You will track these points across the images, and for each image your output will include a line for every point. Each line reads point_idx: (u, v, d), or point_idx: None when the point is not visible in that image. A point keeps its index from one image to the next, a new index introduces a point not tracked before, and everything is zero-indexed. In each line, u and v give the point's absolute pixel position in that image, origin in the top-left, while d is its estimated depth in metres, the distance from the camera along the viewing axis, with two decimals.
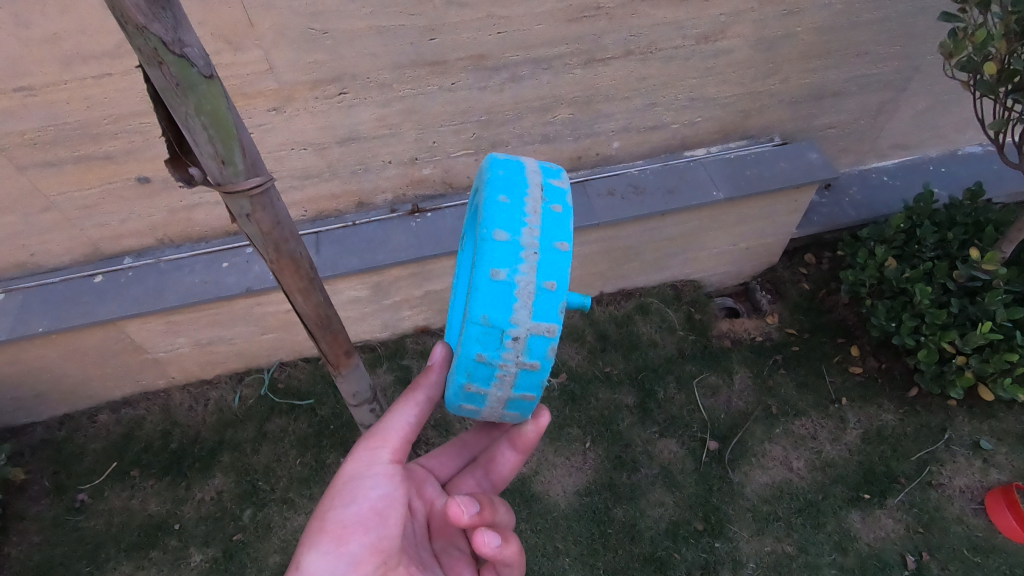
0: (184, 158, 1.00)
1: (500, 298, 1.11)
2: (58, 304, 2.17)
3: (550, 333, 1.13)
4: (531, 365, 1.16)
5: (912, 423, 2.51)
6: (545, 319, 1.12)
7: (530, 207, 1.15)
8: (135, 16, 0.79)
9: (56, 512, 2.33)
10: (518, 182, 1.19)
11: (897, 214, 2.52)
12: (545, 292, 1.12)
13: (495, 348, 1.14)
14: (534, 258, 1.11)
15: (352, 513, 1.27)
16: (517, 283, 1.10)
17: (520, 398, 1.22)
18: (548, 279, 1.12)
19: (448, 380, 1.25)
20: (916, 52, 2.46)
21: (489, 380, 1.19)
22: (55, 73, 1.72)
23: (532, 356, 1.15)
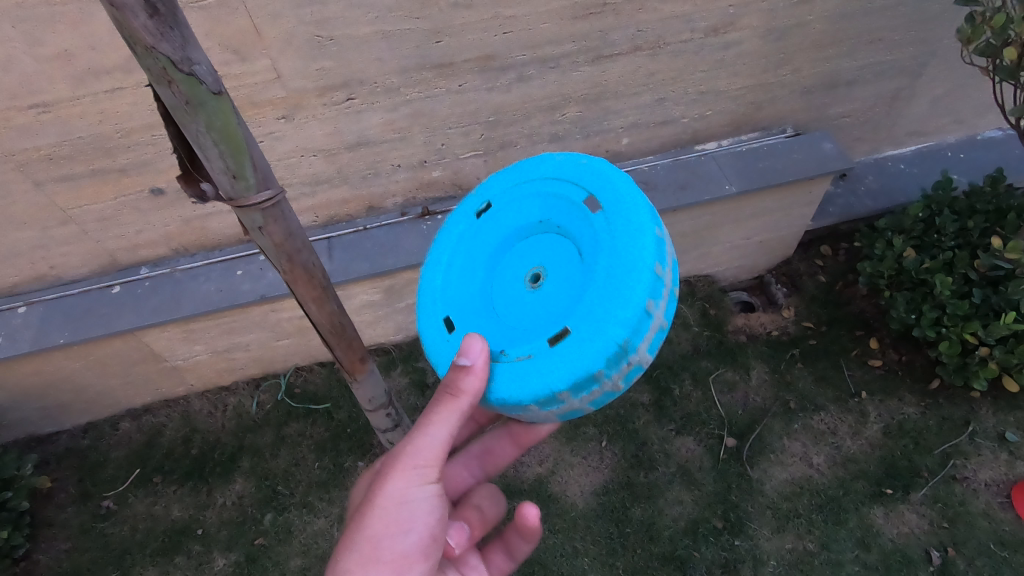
0: (195, 174, 1.00)
1: (629, 307, 1.17)
2: (78, 315, 2.21)
3: (646, 362, 1.22)
4: (618, 388, 1.22)
5: (934, 416, 2.46)
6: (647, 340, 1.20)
7: (670, 248, 1.25)
8: (143, 36, 0.79)
9: (83, 519, 2.38)
10: (628, 200, 1.26)
11: (915, 204, 2.47)
12: (659, 330, 1.21)
13: (612, 365, 1.18)
14: (665, 289, 1.21)
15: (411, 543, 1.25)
16: (653, 311, 1.18)
17: (582, 410, 1.25)
18: (664, 319, 1.22)
19: (527, 379, 1.21)
20: (932, 37, 2.41)
21: (580, 391, 1.20)
22: (68, 89, 1.74)
23: (625, 381, 1.22)
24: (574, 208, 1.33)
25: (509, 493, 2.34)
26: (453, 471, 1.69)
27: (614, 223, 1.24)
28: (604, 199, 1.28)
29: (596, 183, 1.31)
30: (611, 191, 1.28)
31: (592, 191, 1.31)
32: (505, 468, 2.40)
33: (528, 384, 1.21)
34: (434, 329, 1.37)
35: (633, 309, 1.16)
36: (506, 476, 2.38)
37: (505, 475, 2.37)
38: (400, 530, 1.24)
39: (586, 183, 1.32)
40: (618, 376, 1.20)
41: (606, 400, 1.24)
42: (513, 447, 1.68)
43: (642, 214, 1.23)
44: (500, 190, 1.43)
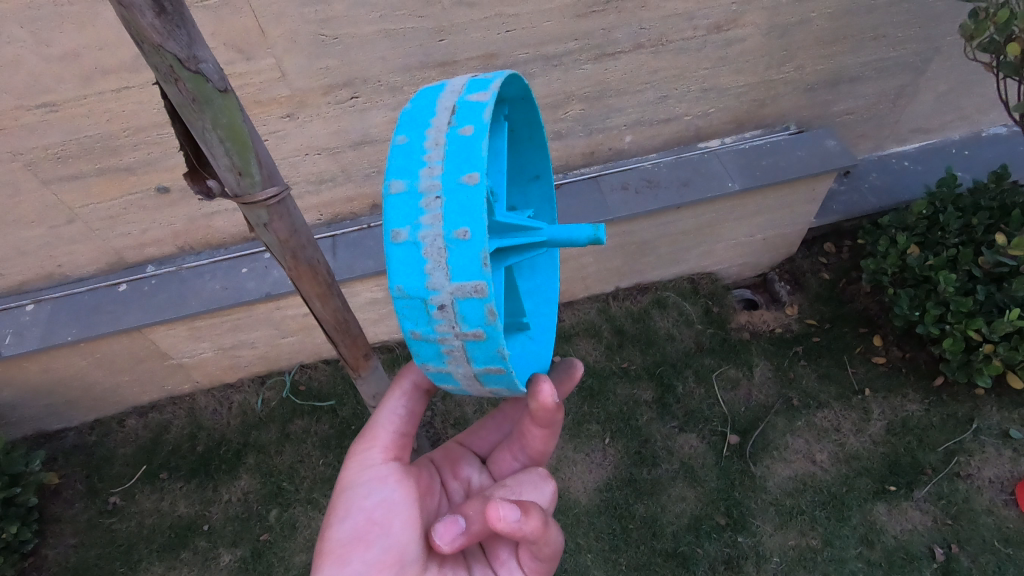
0: (201, 170, 1.01)
1: (411, 263, 0.95)
2: (85, 313, 2.23)
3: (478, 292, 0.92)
4: (474, 335, 0.97)
5: (938, 413, 2.46)
6: (466, 277, 0.93)
7: (431, 140, 0.96)
8: (151, 34, 0.81)
9: (90, 514, 2.40)
10: (422, 113, 1.01)
11: (919, 201, 2.47)
12: (456, 242, 0.92)
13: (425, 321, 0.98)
14: (436, 204, 0.93)
15: (347, 529, 1.27)
16: (421, 240, 0.93)
17: (485, 372, 1.03)
18: (458, 226, 0.92)
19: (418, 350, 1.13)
20: (936, 34, 2.41)
21: (437, 358, 1.03)
22: (75, 89, 1.76)
23: (470, 324, 0.96)
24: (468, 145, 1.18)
25: None
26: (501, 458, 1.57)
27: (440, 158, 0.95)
28: None
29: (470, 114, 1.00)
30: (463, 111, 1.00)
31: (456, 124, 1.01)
32: None
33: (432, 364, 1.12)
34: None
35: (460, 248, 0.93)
36: None
37: None
38: (341, 512, 1.30)
39: None
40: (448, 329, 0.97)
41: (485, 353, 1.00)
42: (541, 429, 1.42)
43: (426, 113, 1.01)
44: None
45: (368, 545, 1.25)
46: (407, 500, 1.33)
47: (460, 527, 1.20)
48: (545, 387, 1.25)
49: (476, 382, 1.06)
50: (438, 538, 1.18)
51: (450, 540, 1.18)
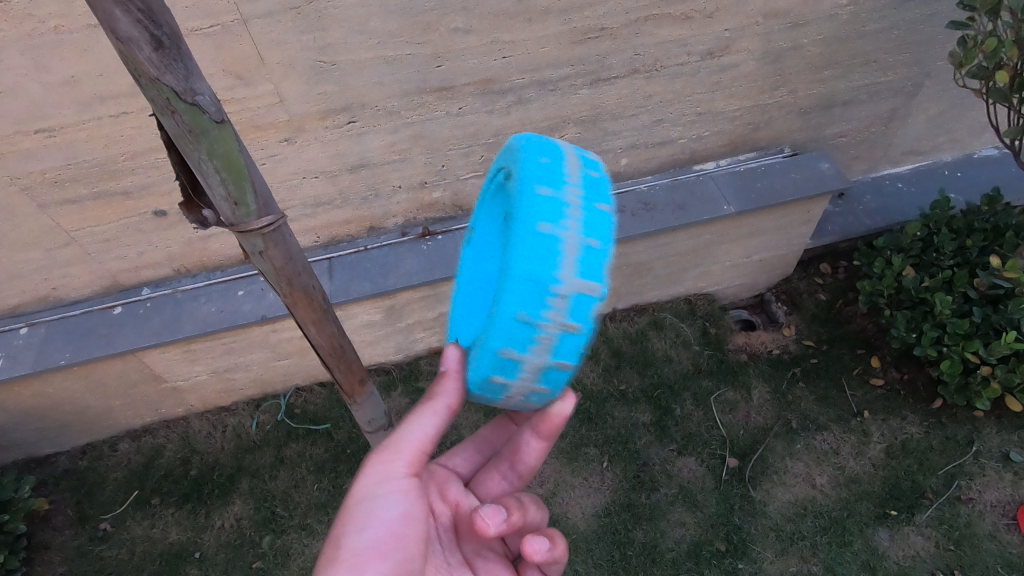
0: (197, 201, 1.01)
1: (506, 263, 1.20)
2: (79, 336, 2.22)
3: (594, 293, 1.04)
4: (571, 328, 1.06)
5: (938, 436, 2.45)
6: (589, 279, 1.04)
7: (571, 170, 1.10)
8: (148, 69, 0.81)
9: (79, 541, 2.36)
10: (549, 146, 1.14)
11: (913, 223, 2.48)
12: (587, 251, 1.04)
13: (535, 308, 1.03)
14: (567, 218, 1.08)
15: (366, 541, 1.15)
16: (560, 238, 1.02)
17: (556, 366, 1.13)
18: (590, 237, 1.04)
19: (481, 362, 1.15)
20: (926, 59, 2.44)
21: (527, 346, 1.08)
22: (75, 114, 1.77)
23: (573, 318, 1.06)
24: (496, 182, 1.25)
25: None
26: (487, 478, 1.57)
27: (522, 169, 1.09)
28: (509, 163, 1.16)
29: (505, 156, 1.21)
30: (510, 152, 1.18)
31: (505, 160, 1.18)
32: None
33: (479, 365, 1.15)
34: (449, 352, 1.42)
35: (532, 236, 1.01)
36: None
37: None
38: (358, 523, 1.16)
39: (501, 158, 1.23)
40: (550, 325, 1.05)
41: (571, 345, 1.09)
42: (540, 442, 1.49)
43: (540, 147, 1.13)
44: (478, 219, 1.44)
45: (384, 558, 1.15)
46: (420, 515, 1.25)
47: (503, 517, 1.21)
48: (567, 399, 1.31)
49: (536, 377, 1.14)
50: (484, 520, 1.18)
51: (496, 525, 1.19)
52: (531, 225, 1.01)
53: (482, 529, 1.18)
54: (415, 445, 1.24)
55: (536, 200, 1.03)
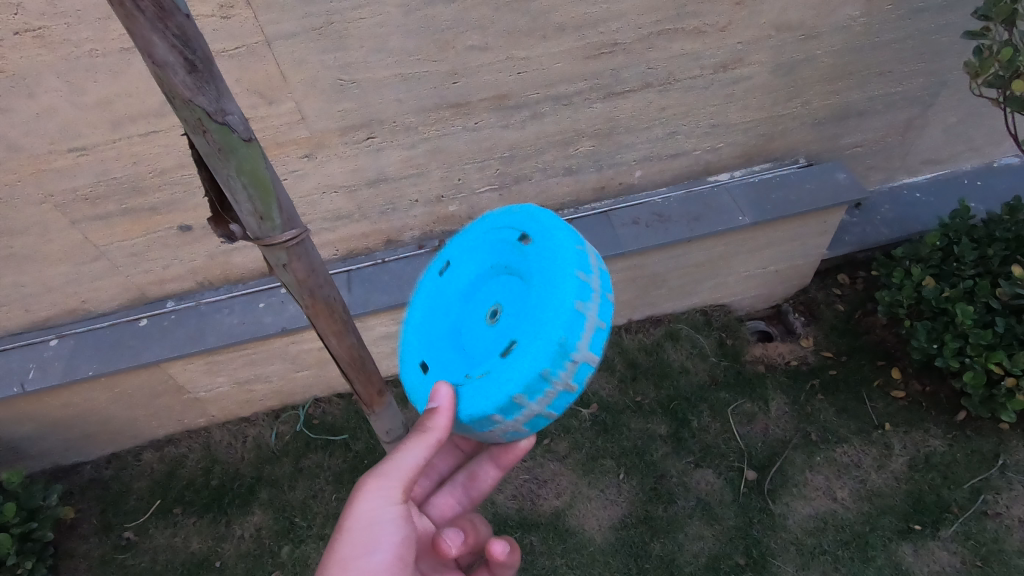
0: (225, 215, 1.05)
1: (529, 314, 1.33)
2: (106, 348, 2.27)
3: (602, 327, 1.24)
4: (572, 387, 1.24)
5: (962, 449, 2.40)
6: (593, 350, 1.24)
7: (591, 259, 1.29)
8: (182, 91, 0.85)
9: (104, 550, 2.41)
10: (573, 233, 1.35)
11: (931, 232, 2.46)
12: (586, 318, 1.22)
13: (557, 366, 1.21)
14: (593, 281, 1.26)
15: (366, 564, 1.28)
16: (585, 313, 1.22)
17: (546, 415, 1.26)
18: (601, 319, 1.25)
19: (483, 398, 1.25)
20: (942, 68, 2.44)
21: (536, 395, 1.22)
22: (106, 134, 1.84)
23: (577, 379, 1.24)
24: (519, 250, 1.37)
25: (525, 528, 2.30)
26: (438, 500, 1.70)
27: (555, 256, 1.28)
28: (535, 232, 1.34)
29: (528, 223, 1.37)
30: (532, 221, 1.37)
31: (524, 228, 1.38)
32: (522, 501, 2.38)
33: (484, 399, 1.25)
34: (414, 371, 1.46)
35: (569, 312, 1.21)
36: (523, 509, 2.35)
37: (521, 509, 2.35)
38: (365, 548, 1.29)
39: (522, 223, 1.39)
40: (565, 380, 1.22)
41: (566, 402, 1.26)
42: (496, 470, 1.70)
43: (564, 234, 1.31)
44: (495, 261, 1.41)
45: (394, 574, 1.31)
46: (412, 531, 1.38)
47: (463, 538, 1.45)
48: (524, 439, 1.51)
49: (528, 421, 1.26)
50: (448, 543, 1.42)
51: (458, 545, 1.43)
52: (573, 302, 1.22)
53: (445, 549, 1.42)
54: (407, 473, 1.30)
55: (571, 282, 1.23)
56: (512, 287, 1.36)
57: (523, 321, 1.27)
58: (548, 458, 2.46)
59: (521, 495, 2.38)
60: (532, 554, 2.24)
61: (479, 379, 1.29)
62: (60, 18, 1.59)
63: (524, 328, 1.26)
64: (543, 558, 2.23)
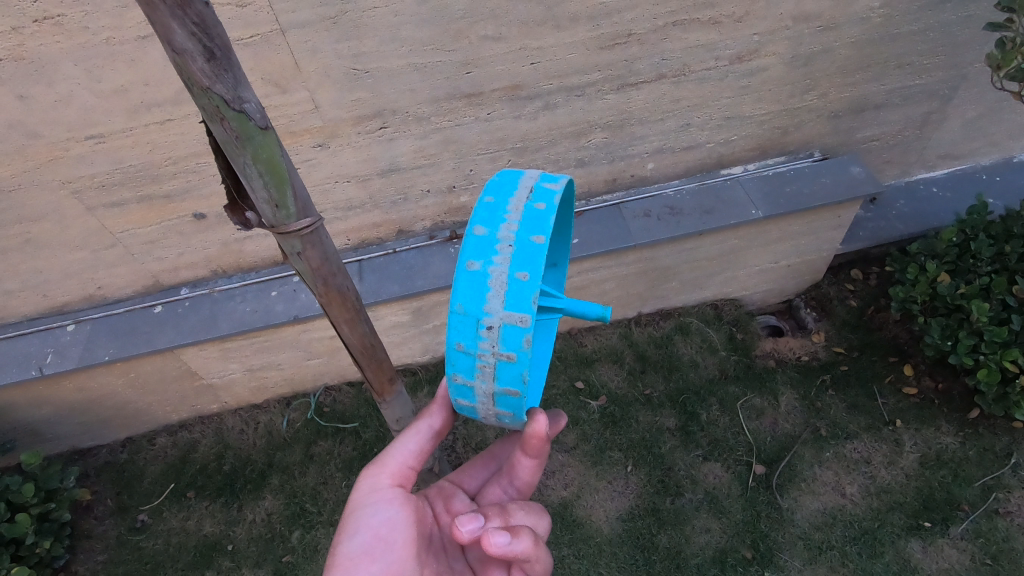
0: (241, 203, 1.06)
1: None
2: (122, 334, 2.31)
3: (524, 278, 1.07)
4: (509, 357, 1.10)
5: (974, 446, 2.39)
6: (518, 310, 1.07)
7: (513, 205, 1.14)
8: (200, 79, 0.86)
9: (119, 531, 2.46)
10: (508, 183, 1.20)
11: (948, 228, 2.44)
12: (517, 281, 1.08)
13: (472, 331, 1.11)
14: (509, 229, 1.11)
15: (355, 545, 1.29)
16: (489, 273, 1.09)
17: (504, 393, 1.15)
18: (521, 270, 1.08)
19: None
20: (962, 61, 2.40)
21: (472, 372, 1.15)
22: (122, 121, 1.86)
23: (508, 347, 1.09)
24: None
25: None
26: (489, 491, 1.59)
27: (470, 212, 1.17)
28: None
29: None
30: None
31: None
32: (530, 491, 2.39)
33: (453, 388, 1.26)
34: None
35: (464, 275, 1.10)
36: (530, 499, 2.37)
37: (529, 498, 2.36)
38: (350, 530, 1.32)
39: None
40: (484, 347, 1.10)
41: (512, 373, 1.12)
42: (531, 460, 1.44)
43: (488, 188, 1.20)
44: None
45: (374, 560, 1.28)
46: (408, 522, 1.36)
47: (480, 523, 1.25)
48: (540, 418, 1.27)
49: (493, 402, 1.18)
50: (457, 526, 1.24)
51: (472, 530, 1.24)
52: (464, 263, 1.10)
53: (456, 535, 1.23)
54: (399, 459, 1.39)
55: (471, 241, 1.11)
56: None
57: None
58: (556, 449, 2.47)
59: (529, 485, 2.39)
60: None
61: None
62: (78, 6, 1.61)
63: None
64: (550, 548, 2.25)
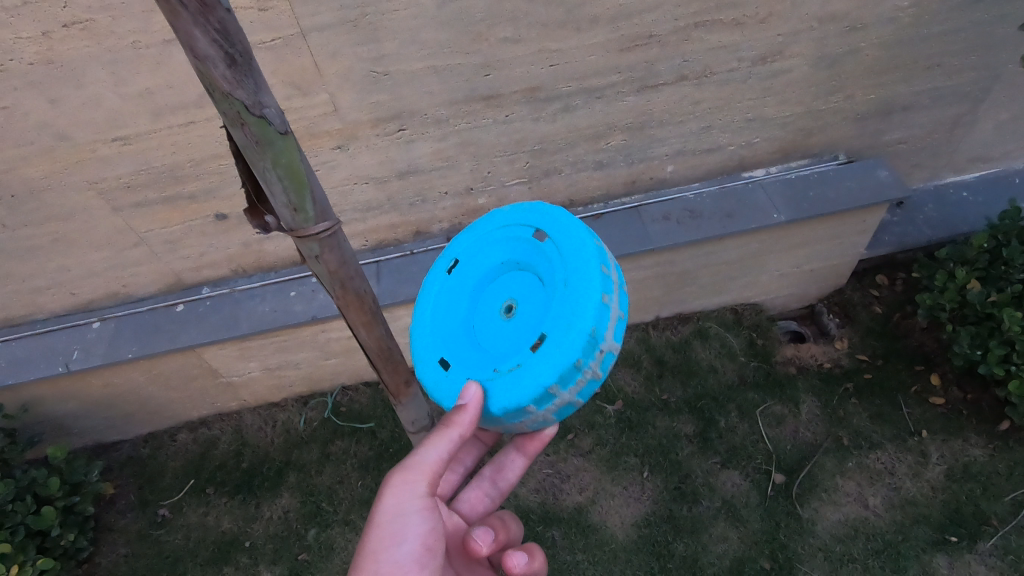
0: (260, 207, 1.07)
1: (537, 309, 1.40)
2: (145, 332, 2.35)
3: (623, 315, 1.30)
4: (596, 374, 1.27)
5: (1004, 460, 2.32)
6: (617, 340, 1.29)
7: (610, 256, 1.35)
8: (221, 84, 0.86)
9: (140, 525, 2.51)
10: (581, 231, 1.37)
11: (978, 234, 2.36)
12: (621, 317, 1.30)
13: (589, 355, 1.24)
14: (614, 274, 1.32)
15: (405, 554, 1.30)
16: (611, 305, 1.27)
17: (574, 404, 1.30)
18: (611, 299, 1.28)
19: (522, 384, 1.25)
20: (995, 62, 2.33)
21: (569, 383, 1.25)
22: (148, 123, 1.89)
23: (601, 368, 1.29)
24: (515, 239, 1.45)
25: (548, 522, 2.31)
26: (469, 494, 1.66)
27: (585, 248, 1.31)
28: (547, 228, 1.39)
29: (536, 219, 1.43)
30: (552, 219, 1.40)
31: (538, 224, 1.42)
32: (544, 495, 2.38)
33: (519, 390, 1.26)
34: (432, 372, 1.42)
35: (593, 304, 1.25)
36: (545, 503, 2.35)
37: (544, 502, 2.35)
38: (395, 539, 1.29)
39: (529, 220, 1.44)
40: (594, 363, 1.26)
41: (593, 390, 1.30)
42: (523, 459, 1.66)
43: (583, 229, 1.35)
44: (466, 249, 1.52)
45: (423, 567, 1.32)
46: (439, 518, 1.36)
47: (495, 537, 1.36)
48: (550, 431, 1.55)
49: (559, 410, 1.29)
50: (478, 540, 1.34)
51: (489, 543, 1.36)
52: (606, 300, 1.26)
53: (476, 549, 1.35)
54: (430, 469, 1.29)
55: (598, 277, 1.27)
56: (530, 284, 1.40)
57: (536, 313, 1.34)
58: (572, 453, 2.46)
59: (544, 488, 2.38)
60: (554, 548, 2.25)
61: (510, 373, 1.29)
62: (106, 10, 1.64)
63: (538, 318, 1.32)
64: (564, 553, 2.24)
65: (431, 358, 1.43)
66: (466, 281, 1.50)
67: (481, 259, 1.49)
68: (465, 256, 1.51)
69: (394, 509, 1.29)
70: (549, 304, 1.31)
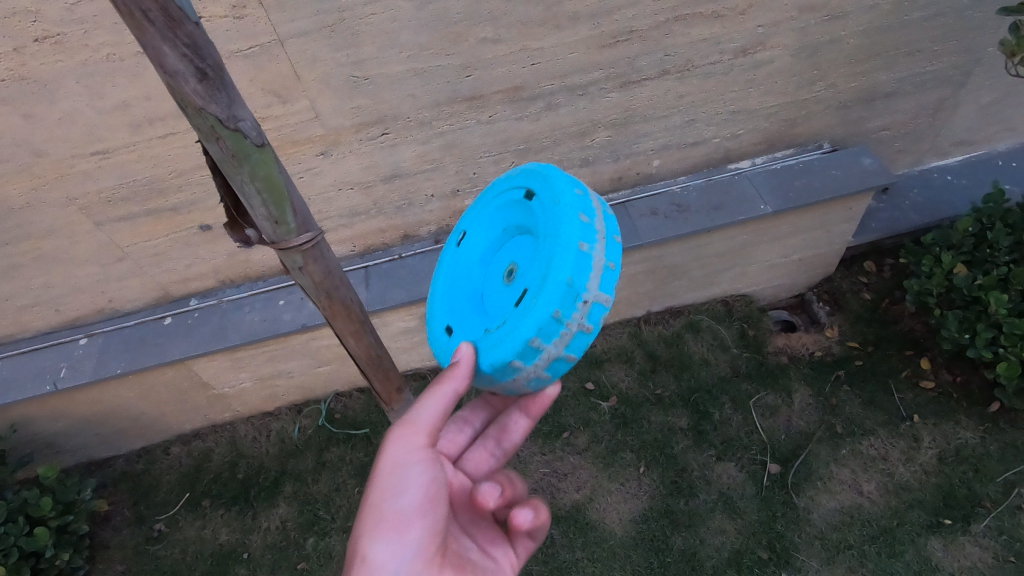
0: (241, 221, 1.06)
1: None
2: (133, 346, 2.32)
3: (614, 265, 1.24)
4: (587, 327, 1.23)
5: (995, 441, 2.34)
6: (607, 290, 1.23)
7: (595, 204, 1.30)
8: (194, 99, 0.85)
9: (137, 541, 2.49)
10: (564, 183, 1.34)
11: (963, 218, 2.38)
12: (609, 269, 1.24)
13: (570, 307, 1.20)
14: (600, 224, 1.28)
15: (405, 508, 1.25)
16: (592, 255, 1.22)
17: (565, 359, 1.25)
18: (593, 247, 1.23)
19: (506, 340, 1.25)
20: (975, 46, 2.34)
21: (552, 336, 1.21)
22: (127, 136, 1.86)
23: (591, 320, 1.23)
24: (511, 204, 1.46)
25: (546, 521, 2.31)
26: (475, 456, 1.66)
27: (562, 199, 1.28)
28: (534, 185, 1.38)
29: (526, 180, 1.42)
30: (539, 177, 1.38)
31: (527, 184, 1.41)
32: (542, 494, 2.38)
33: (502, 345, 1.25)
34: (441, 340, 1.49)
35: (572, 253, 1.21)
36: (543, 503, 2.36)
37: (542, 502, 2.35)
38: (394, 494, 1.25)
39: (521, 181, 1.44)
40: (578, 314, 1.21)
41: (585, 343, 1.25)
42: (527, 420, 1.63)
43: (565, 181, 1.32)
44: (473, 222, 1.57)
45: (423, 523, 1.27)
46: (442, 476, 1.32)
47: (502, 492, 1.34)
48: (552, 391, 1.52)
49: (550, 366, 1.25)
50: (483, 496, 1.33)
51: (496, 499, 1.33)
52: (585, 248, 1.22)
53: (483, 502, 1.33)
54: (428, 422, 1.27)
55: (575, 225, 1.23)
56: (523, 245, 1.40)
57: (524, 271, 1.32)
58: (568, 451, 2.46)
59: (541, 488, 2.38)
60: (553, 547, 2.25)
61: (497, 331, 1.29)
62: (78, 24, 1.61)
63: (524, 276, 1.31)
64: (564, 551, 2.24)
65: (440, 327, 1.51)
66: (474, 253, 1.55)
67: (486, 229, 1.53)
68: (471, 229, 1.57)
69: (393, 463, 1.26)
70: (533, 260, 1.29)
